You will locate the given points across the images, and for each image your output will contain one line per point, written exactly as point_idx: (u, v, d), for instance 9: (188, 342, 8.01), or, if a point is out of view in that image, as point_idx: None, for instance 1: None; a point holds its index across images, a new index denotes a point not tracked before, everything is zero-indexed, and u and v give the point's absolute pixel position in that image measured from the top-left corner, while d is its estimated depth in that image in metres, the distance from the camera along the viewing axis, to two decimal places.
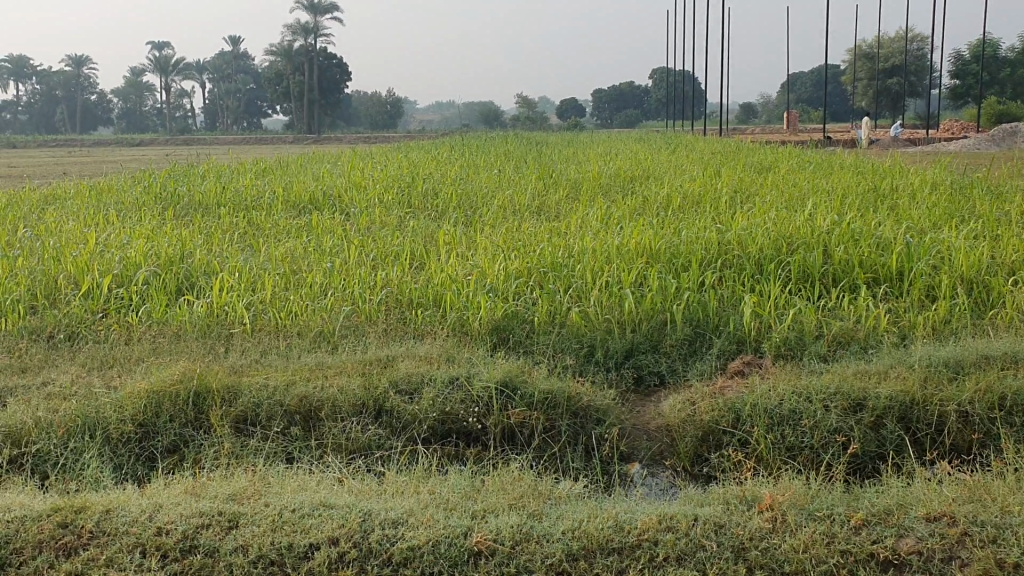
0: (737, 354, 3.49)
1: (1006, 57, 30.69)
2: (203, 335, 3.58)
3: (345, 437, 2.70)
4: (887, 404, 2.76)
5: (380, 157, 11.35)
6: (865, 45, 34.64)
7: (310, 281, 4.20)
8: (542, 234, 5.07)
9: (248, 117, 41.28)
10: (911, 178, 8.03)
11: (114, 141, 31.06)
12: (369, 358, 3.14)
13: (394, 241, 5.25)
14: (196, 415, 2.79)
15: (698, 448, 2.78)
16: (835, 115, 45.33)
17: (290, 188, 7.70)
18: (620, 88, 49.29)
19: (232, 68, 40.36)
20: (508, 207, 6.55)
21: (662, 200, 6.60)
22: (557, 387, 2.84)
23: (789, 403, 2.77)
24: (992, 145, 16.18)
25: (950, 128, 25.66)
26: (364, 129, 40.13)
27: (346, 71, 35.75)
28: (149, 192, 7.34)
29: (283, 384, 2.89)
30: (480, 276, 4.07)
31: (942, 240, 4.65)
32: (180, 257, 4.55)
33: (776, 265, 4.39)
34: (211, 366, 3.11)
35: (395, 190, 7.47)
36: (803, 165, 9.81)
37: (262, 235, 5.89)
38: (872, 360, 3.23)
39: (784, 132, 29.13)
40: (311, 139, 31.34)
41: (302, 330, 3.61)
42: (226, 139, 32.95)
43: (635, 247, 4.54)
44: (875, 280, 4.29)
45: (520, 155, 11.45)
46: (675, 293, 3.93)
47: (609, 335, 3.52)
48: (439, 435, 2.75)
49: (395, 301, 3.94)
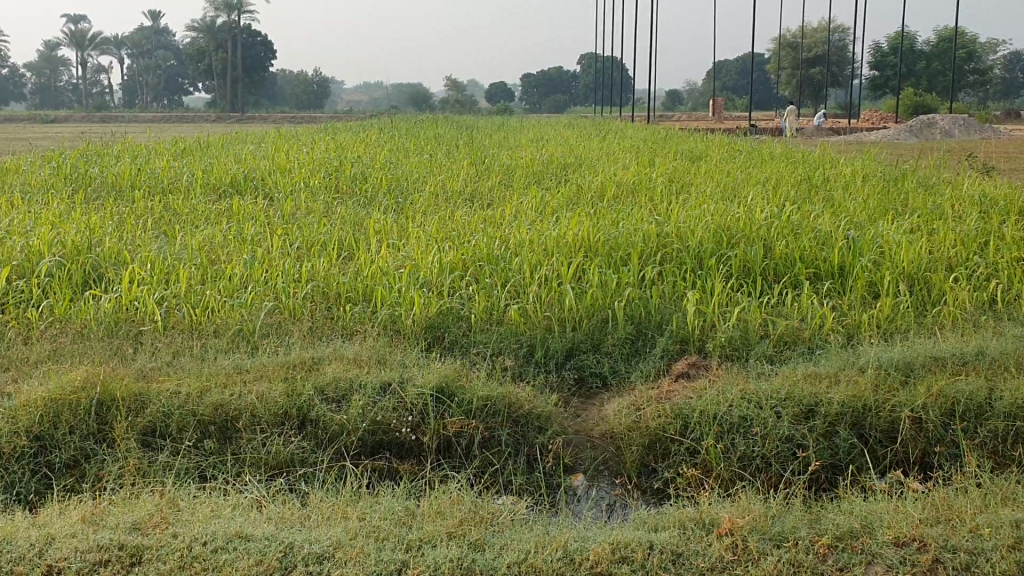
0: (681, 353, 3.35)
1: (923, 50, 31.38)
2: (110, 333, 3.30)
3: (265, 451, 2.48)
4: (839, 411, 2.66)
5: (305, 139, 11.01)
6: (789, 36, 35.19)
7: (229, 273, 3.93)
8: (476, 224, 4.87)
9: (168, 94, 40.06)
10: (841, 169, 8.03)
11: (28, 115, 29.94)
12: (293, 361, 2.91)
13: (320, 229, 5.01)
14: (99, 426, 2.53)
15: (645, 457, 2.64)
16: (759, 104, 46.05)
17: (210, 170, 7.36)
18: (549, 73, 49.24)
19: (150, 43, 39.12)
20: (439, 193, 6.34)
21: (597, 189, 6.45)
22: (497, 394, 2.66)
23: (739, 409, 2.64)
24: (910, 135, 16.47)
25: (871, 118, 26.22)
26: (290, 109, 39.31)
27: (270, 49, 34.86)
28: (58, 174, 6.92)
29: (197, 391, 2.65)
30: (411, 269, 3.85)
31: (882, 234, 4.59)
32: (87, 244, 4.24)
33: (717, 259, 4.26)
34: (117, 370, 2.85)
35: (321, 173, 7.18)
36: (734, 154, 9.77)
37: (179, 220, 5.57)
38: (820, 361, 3.12)
39: (710, 120, 29.39)
40: (234, 118, 30.49)
41: (220, 327, 3.35)
42: (145, 117, 31.97)
43: (572, 238, 4.37)
44: (817, 275, 4.20)
45: (449, 139, 11.22)
46: (616, 288, 3.77)
47: (549, 335, 3.34)
48: (369, 448, 2.54)
49: (321, 296, 3.70)
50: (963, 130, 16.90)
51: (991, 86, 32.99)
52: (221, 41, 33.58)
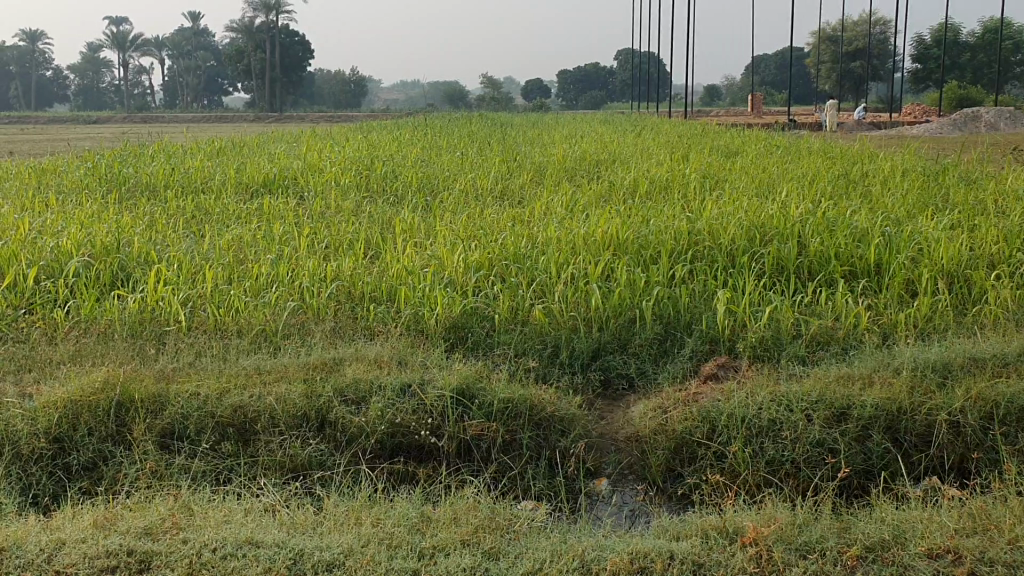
0: (710, 354, 3.27)
1: (967, 41, 30.80)
2: (134, 333, 3.29)
3: (282, 454, 2.45)
4: (873, 414, 2.57)
5: (338, 138, 11.02)
6: (828, 29, 34.74)
7: (255, 273, 3.91)
8: (504, 222, 4.82)
9: (208, 94, 40.47)
10: (880, 163, 7.85)
11: (71, 117, 30.40)
12: (313, 362, 2.88)
13: (348, 228, 4.98)
14: (118, 428, 2.52)
15: (671, 462, 2.57)
16: (799, 99, 45.52)
17: (242, 169, 7.37)
18: (585, 70, 49.06)
19: (190, 44, 39.55)
20: (470, 191, 6.29)
21: (629, 186, 6.36)
22: (518, 395, 2.61)
23: (769, 412, 2.57)
24: (953, 129, 16.13)
25: (911, 111, 25.80)
26: (327, 108, 39.53)
27: (308, 48, 35.05)
28: (93, 175, 6.97)
29: (216, 392, 2.62)
30: (437, 268, 3.81)
31: (920, 230, 4.46)
32: (116, 244, 4.25)
33: (749, 257, 4.16)
34: (138, 371, 2.83)
35: (351, 172, 7.17)
36: (770, 149, 9.61)
37: (209, 220, 5.58)
38: (854, 362, 3.03)
39: (748, 115, 29.04)
40: (272, 118, 30.69)
41: (243, 328, 3.33)
42: (185, 117, 32.31)
43: (601, 236, 4.30)
44: (853, 273, 4.08)
45: (482, 136, 11.18)
46: (645, 286, 3.69)
47: (574, 334, 3.28)
48: (388, 452, 2.50)
49: (345, 295, 3.67)
50: (1008, 123, 16.55)
51: None
52: (259, 41, 33.85)
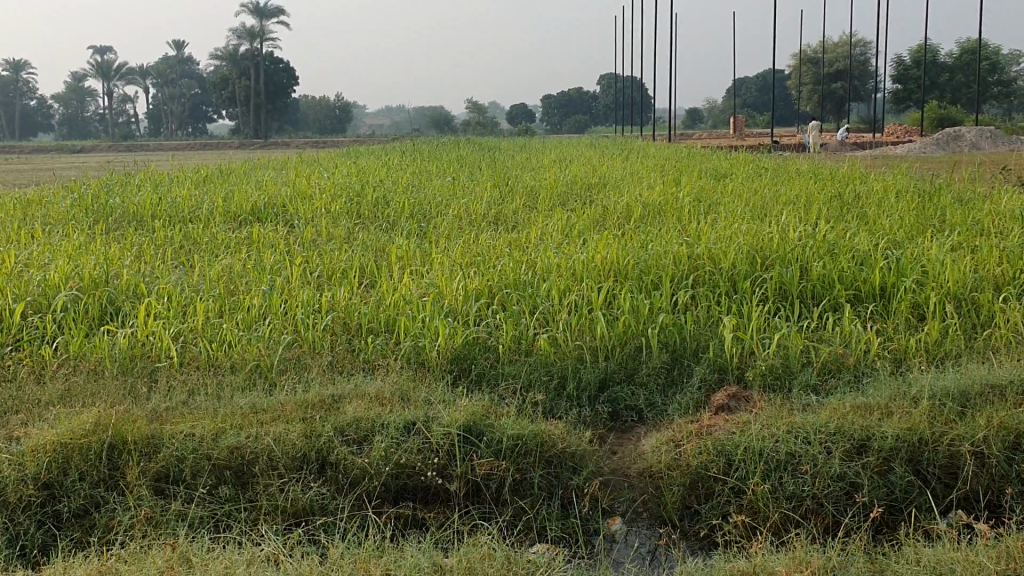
0: (719, 383, 3.19)
1: (946, 62, 31.10)
2: (125, 370, 3.18)
3: (283, 498, 2.35)
4: (894, 446, 2.49)
5: (326, 164, 10.94)
6: (810, 51, 35.06)
7: (248, 305, 3.81)
8: (500, 248, 4.74)
9: (193, 121, 40.36)
10: (871, 184, 7.82)
11: (55, 146, 30.20)
12: (312, 399, 2.78)
13: (341, 256, 4.89)
14: (110, 472, 2.41)
15: (687, 498, 2.48)
16: (781, 120, 45.86)
17: (231, 197, 7.28)
18: (569, 94, 49.27)
19: (175, 72, 39.47)
20: (463, 217, 6.22)
21: (622, 209, 6.31)
22: (528, 432, 2.52)
23: (787, 445, 2.49)
24: (937, 148, 16.21)
25: (894, 132, 25.98)
26: (312, 135, 39.49)
27: (292, 75, 35.04)
28: (79, 204, 6.87)
29: (212, 433, 2.52)
30: (435, 297, 3.72)
31: (923, 252, 4.40)
32: (104, 277, 4.14)
33: (752, 282, 4.09)
34: (130, 411, 2.72)
35: (342, 198, 7.08)
36: (759, 171, 9.58)
37: (198, 250, 5.48)
38: (869, 390, 2.95)
39: (732, 137, 29.17)
40: (257, 145, 30.59)
41: (237, 363, 3.23)
42: (169, 145, 32.16)
43: (601, 262, 4.23)
44: (857, 297, 4.01)
45: (471, 161, 11.13)
46: (649, 313, 3.61)
47: (580, 365, 3.19)
48: (393, 493, 2.40)
49: (342, 327, 3.56)
50: (991, 142, 16.66)
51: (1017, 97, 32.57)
52: (243, 69, 33.84)
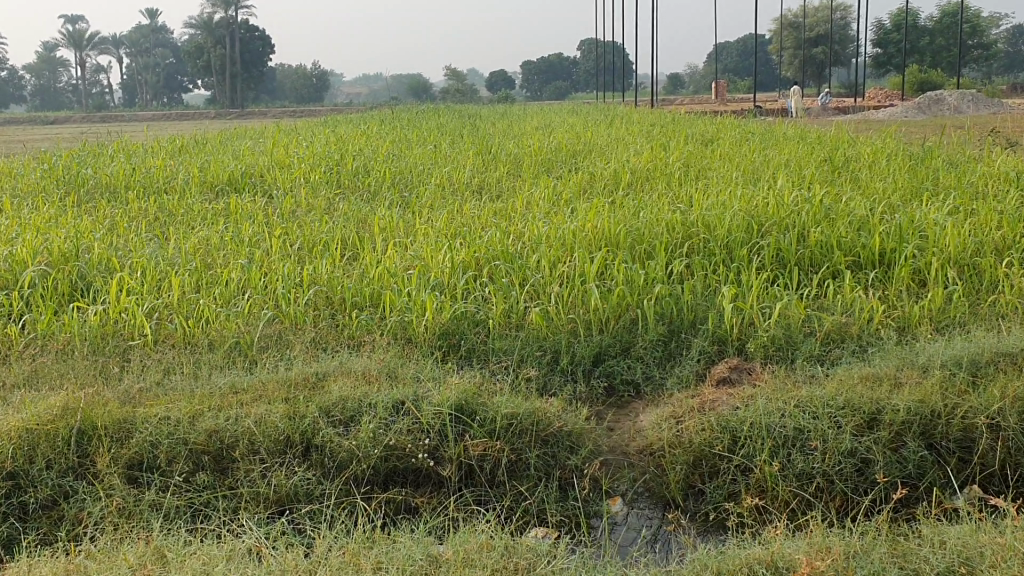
0: (719, 354, 3.06)
1: (927, 25, 30.97)
2: (96, 349, 3.03)
3: (265, 484, 2.21)
4: (906, 419, 2.38)
5: (305, 133, 10.71)
6: (791, 15, 34.84)
7: (226, 279, 3.66)
8: (487, 218, 4.59)
9: (169, 91, 39.72)
10: (861, 148, 7.69)
11: (28, 117, 29.64)
12: (295, 378, 2.63)
13: (322, 227, 4.73)
14: (80, 460, 2.27)
15: (690, 477, 2.37)
16: (762, 85, 45.66)
17: (208, 167, 7.08)
18: (549, 61, 48.86)
19: (149, 41, 38.77)
20: (446, 185, 6.06)
21: (610, 176, 6.17)
22: (522, 410, 2.39)
23: (795, 420, 2.38)
24: (919, 112, 16.14)
25: (875, 96, 25.85)
26: (290, 104, 38.98)
27: (269, 43, 34.48)
28: (50, 176, 6.65)
29: (188, 416, 2.38)
30: (421, 270, 3.57)
31: (921, 216, 4.28)
32: (75, 251, 3.97)
33: (748, 249, 3.97)
34: (101, 393, 2.58)
35: (321, 168, 6.90)
36: (746, 136, 9.42)
37: (173, 222, 5.30)
38: (875, 360, 2.83)
39: (713, 103, 28.98)
40: (233, 115, 30.11)
41: (215, 340, 3.08)
42: (144, 116, 31.61)
43: (592, 231, 4.09)
44: (856, 264, 3.89)
45: (452, 128, 10.93)
46: (644, 284, 3.48)
47: (574, 339, 3.06)
48: (383, 477, 2.27)
49: (324, 302, 3.41)
50: (973, 106, 16.58)
51: (997, 60, 32.51)
52: (219, 38, 33.29)
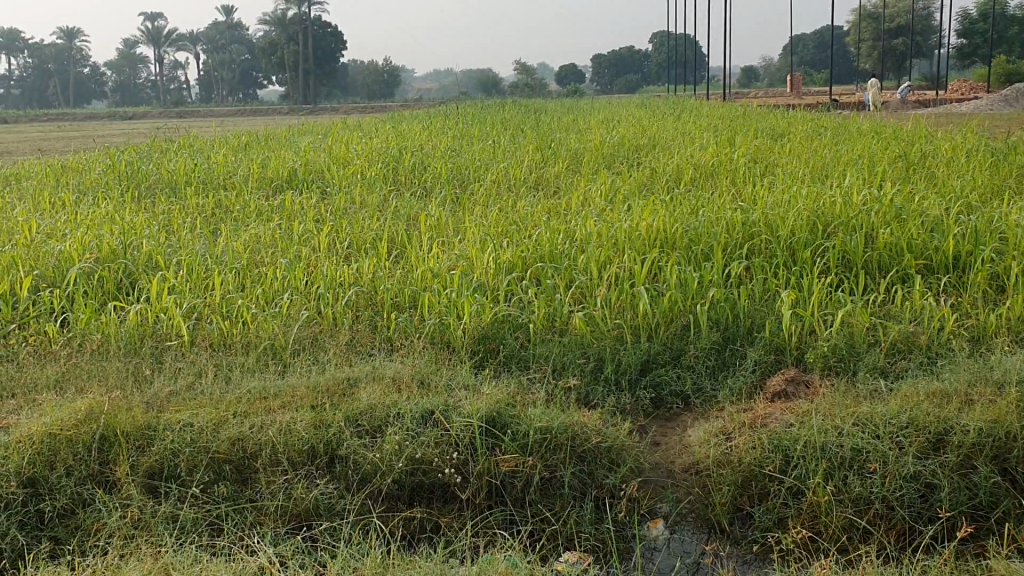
0: (775, 365, 2.88)
1: (1014, 14, 29.79)
2: (131, 350, 2.98)
3: (285, 497, 2.11)
4: (977, 441, 2.18)
5: (368, 128, 10.69)
6: (870, 5, 33.86)
7: (269, 278, 3.59)
8: (539, 216, 4.45)
9: (244, 87, 40.38)
10: (939, 144, 7.34)
11: (108, 113, 30.40)
12: (324, 383, 2.54)
13: (372, 225, 4.65)
14: (100, 467, 2.20)
15: (738, 499, 2.20)
16: (839, 78, 44.55)
17: (267, 163, 7.07)
18: (620, 54, 48.38)
19: (225, 38, 39.49)
20: (503, 182, 5.93)
21: (671, 172, 5.97)
22: (558, 423, 2.26)
23: (852, 440, 2.19)
24: (1004, 105, 15.48)
25: (958, 89, 24.94)
26: (360, 99, 39.29)
27: (341, 39, 34.81)
28: (113, 171, 6.71)
29: (211, 423, 2.30)
30: (465, 271, 3.46)
31: (1001, 216, 4.01)
32: (123, 249, 3.95)
33: (811, 251, 3.76)
34: (129, 397, 2.51)
35: (379, 164, 6.83)
36: (817, 131, 9.10)
37: (227, 218, 5.28)
38: (945, 373, 2.62)
39: (788, 97, 28.34)
40: (305, 111, 30.45)
41: (251, 342, 3.01)
42: (219, 111, 32.17)
43: (646, 231, 3.92)
44: (928, 267, 3.66)
45: (516, 123, 10.80)
46: (698, 287, 3.31)
47: (620, 345, 2.91)
48: (408, 493, 2.16)
49: (365, 303, 3.32)
50: None
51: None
52: (292, 35, 33.72)
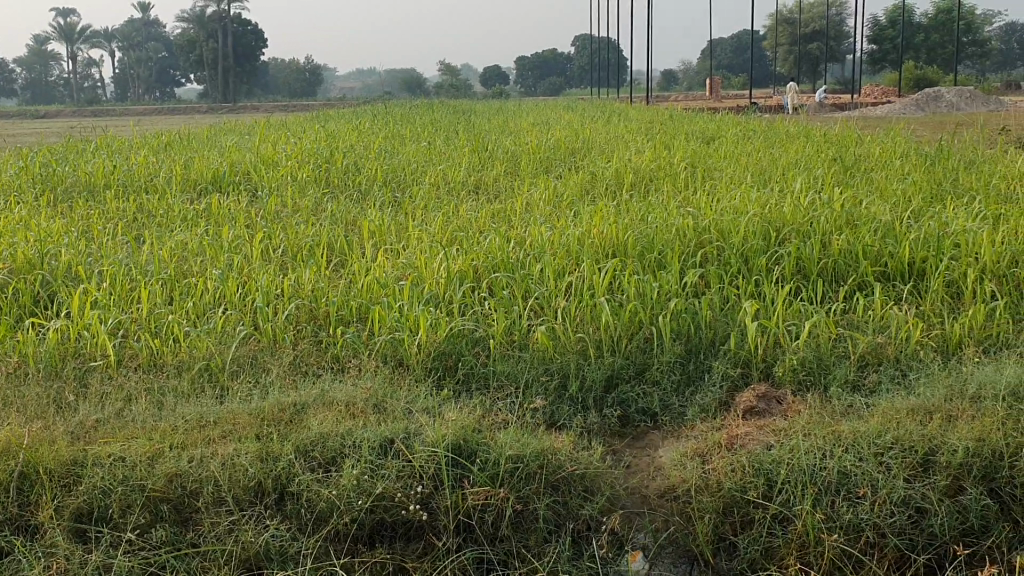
0: (743, 378, 2.77)
1: (923, 21, 30.70)
2: (52, 372, 2.72)
3: (231, 541, 1.90)
4: (964, 461, 2.09)
5: (295, 128, 10.37)
6: (786, 10, 34.57)
7: (201, 290, 3.35)
8: (483, 221, 4.29)
9: (160, 86, 39.26)
10: (870, 147, 7.39)
11: (15, 109, 29.20)
12: (270, 408, 2.33)
13: (307, 230, 4.43)
14: (20, 511, 1.97)
15: (721, 528, 2.07)
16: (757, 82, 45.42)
17: (191, 164, 6.76)
18: (544, 56, 48.49)
19: (140, 34, 38.37)
20: (440, 185, 5.75)
21: (612, 176, 5.87)
22: (528, 451, 2.10)
23: (838, 463, 2.09)
24: (918, 109, 15.82)
25: (873, 93, 25.55)
26: (281, 99, 38.54)
27: (261, 38, 34.10)
28: (24, 173, 6.32)
29: (146, 457, 2.08)
30: (414, 282, 3.27)
31: (950, 221, 3.99)
32: (40, 259, 3.65)
33: (766, 258, 3.67)
34: (51, 427, 2.27)
35: (310, 165, 6.58)
36: (748, 133, 9.14)
37: (151, 224, 4.99)
38: (919, 387, 2.54)
39: (709, 100, 28.73)
40: (223, 110, 29.69)
41: (186, 360, 2.77)
42: (133, 110, 31.16)
43: (598, 238, 3.80)
44: (884, 274, 3.60)
45: (448, 124, 10.61)
46: (657, 297, 3.19)
47: (582, 360, 2.76)
48: (368, 533, 1.97)
49: (307, 317, 3.11)
50: (970, 102, 16.26)
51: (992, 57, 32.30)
52: (210, 33, 32.88)
